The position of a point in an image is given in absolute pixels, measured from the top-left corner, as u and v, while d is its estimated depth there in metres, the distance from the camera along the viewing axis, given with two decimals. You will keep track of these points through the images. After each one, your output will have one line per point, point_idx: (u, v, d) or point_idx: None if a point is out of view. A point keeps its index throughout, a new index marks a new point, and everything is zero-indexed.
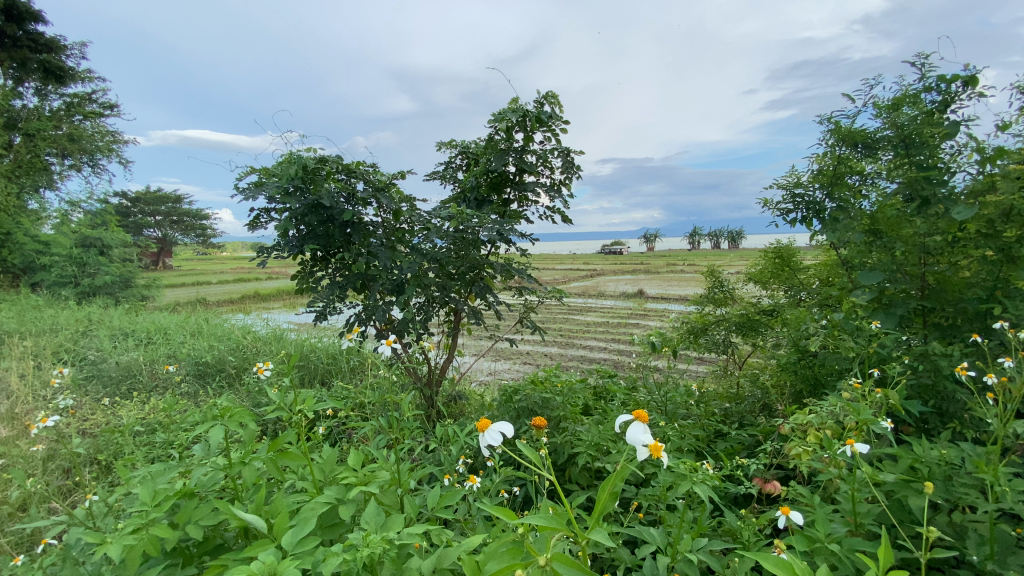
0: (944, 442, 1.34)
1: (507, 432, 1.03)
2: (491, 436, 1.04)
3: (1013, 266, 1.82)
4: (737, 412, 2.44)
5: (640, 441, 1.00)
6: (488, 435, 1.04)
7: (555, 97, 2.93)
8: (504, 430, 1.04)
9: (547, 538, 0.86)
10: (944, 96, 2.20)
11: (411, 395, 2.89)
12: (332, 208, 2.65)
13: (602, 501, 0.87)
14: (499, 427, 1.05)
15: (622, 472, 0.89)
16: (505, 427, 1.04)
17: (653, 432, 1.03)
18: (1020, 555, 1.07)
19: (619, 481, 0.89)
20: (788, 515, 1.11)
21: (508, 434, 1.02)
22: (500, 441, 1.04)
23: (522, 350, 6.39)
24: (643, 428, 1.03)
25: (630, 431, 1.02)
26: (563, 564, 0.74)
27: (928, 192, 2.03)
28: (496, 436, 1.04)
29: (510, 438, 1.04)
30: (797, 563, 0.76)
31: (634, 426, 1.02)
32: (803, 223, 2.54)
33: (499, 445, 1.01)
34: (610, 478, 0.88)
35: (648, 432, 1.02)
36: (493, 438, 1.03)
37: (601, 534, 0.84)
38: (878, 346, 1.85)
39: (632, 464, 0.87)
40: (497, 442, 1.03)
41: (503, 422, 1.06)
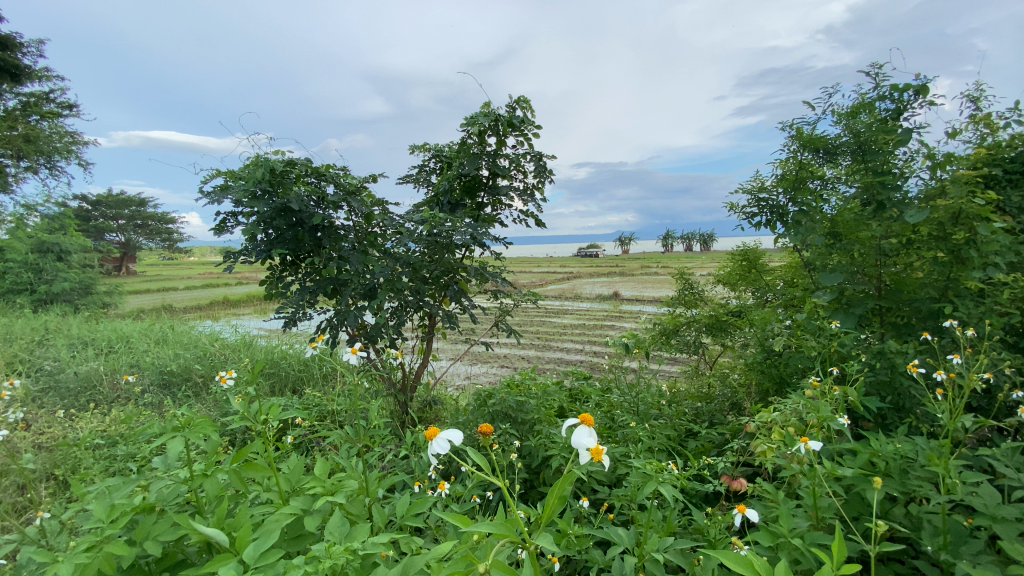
0: (901, 437, 1.39)
1: (456, 440, 1.02)
2: (439, 444, 1.03)
3: (962, 267, 1.92)
4: (707, 412, 2.50)
5: (582, 444, 1.01)
6: (436, 444, 1.03)
7: (527, 102, 2.96)
8: (453, 437, 1.03)
9: (491, 546, 0.87)
10: (898, 104, 2.30)
11: (385, 401, 2.88)
12: (301, 212, 2.62)
13: (551, 505, 0.88)
14: (447, 434, 1.04)
15: (569, 475, 0.90)
16: (453, 434, 1.04)
17: (599, 437, 1.04)
18: (972, 544, 1.12)
19: (565, 485, 0.90)
20: (744, 511, 1.14)
21: (456, 443, 1.01)
22: (448, 449, 1.03)
23: (498, 353, 6.39)
24: (588, 432, 1.04)
25: (574, 434, 1.03)
26: (501, 569, 0.75)
27: (883, 197, 2.14)
28: (444, 444, 1.02)
29: (458, 446, 1.04)
30: (757, 560, 0.78)
31: (580, 429, 1.03)
32: (767, 226, 2.63)
33: (445, 454, 1.00)
34: (558, 483, 0.89)
35: (592, 436, 1.03)
36: (440, 447, 1.02)
37: (547, 539, 0.84)
38: (838, 345, 1.91)
39: (578, 470, 0.88)
40: (444, 451, 1.01)
41: (451, 430, 1.05)
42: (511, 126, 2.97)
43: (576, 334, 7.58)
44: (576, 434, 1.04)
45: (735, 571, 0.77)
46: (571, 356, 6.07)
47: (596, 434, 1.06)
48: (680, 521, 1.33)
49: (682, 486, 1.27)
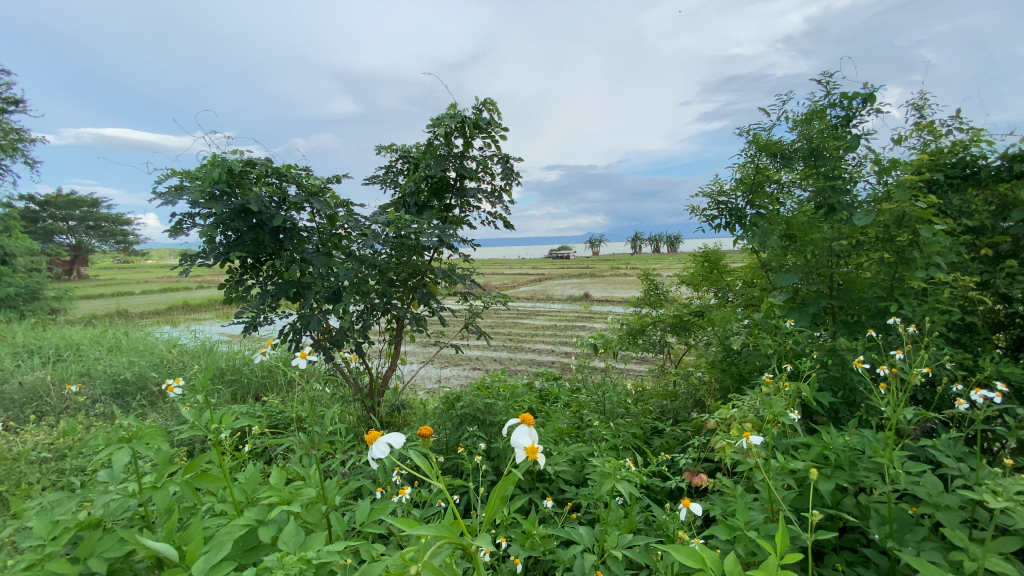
0: (852, 430, 1.45)
1: (395, 443, 1.02)
2: (379, 447, 1.02)
3: (907, 267, 2.02)
4: (672, 409, 2.56)
5: (519, 442, 1.02)
6: (376, 447, 1.02)
7: (494, 104, 2.96)
8: (393, 440, 1.03)
9: (429, 549, 0.85)
10: (848, 111, 2.41)
11: (352, 407, 2.85)
12: (262, 213, 2.55)
13: (493, 504, 0.88)
14: (387, 437, 1.04)
15: (512, 476, 0.90)
16: (394, 437, 1.03)
17: (536, 437, 1.05)
18: (916, 531, 1.17)
19: (508, 486, 0.90)
20: (688, 507, 1.18)
21: (395, 445, 1.00)
22: (388, 452, 1.02)
23: (470, 355, 6.36)
24: (527, 431, 1.05)
25: (513, 432, 1.03)
26: (432, 571, 0.74)
27: (835, 200, 2.26)
28: (383, 447, 1.01)
29: (399, 449, 1.03)
30: (706, 553, 0.81)
31: (519, 428, 1.04)
32: (726, 228, 2.71)
33: (383, 457, 1.00)
34: (499, 484, 0.88)
35: (530, 435, 1.04)
36: (379, 450, 1.01)
37: (486, 538, 0.84)
38: (793, 343, 1.98)
39: (518, 471, 0.88)
40: (383, 454, 1.01)
41: (392, 433, 1.04)
42: (478, 128, 2.97)
43: (548, 335, 7.63)
44: (519, 429, 1.05)
45: (685, 565, 0.80)
46: (542, 358, 6.10)
47: (535, 432, 1.06)
48: (643, 518, 1.36)
49: (642, 484, 1.30)
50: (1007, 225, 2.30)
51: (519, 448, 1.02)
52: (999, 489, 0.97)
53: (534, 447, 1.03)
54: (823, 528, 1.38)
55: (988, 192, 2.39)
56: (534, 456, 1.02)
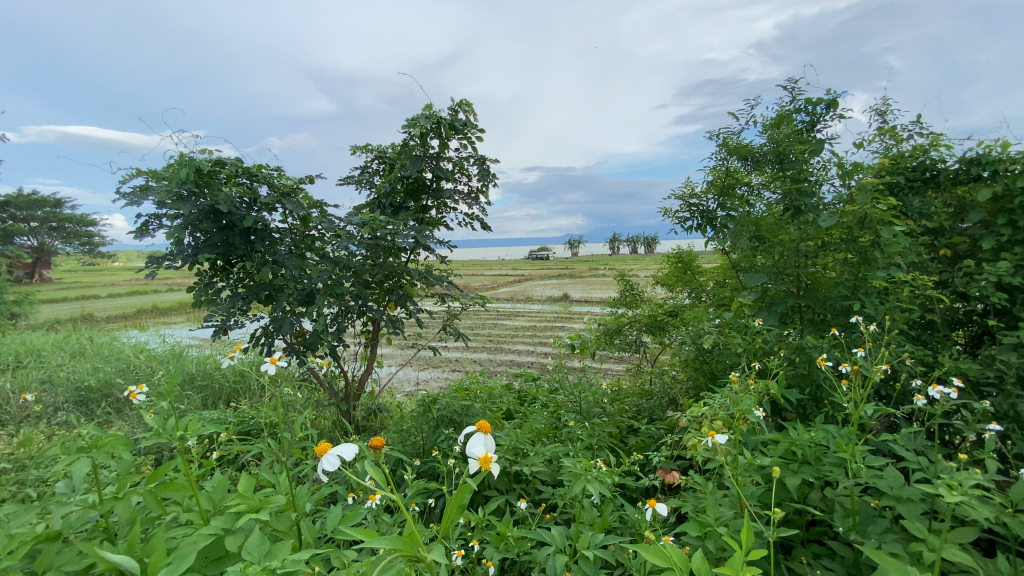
0: (817, 426, 1.49)
1: (347, 455, 1.00)
2: (329, 459, 1.00)
3: (869, 267, 2.09)
4: (647, 408, 2.60)
5: (472, 451, 1.03)
6: (325, 459, 0.99)
7: (469, 105, 2.96)
8: (344, 452, 1.01)
9: (381, 563, 0.85)
10: (813, 116, 2.49)
11: (327, 411, 2.81)
12: (231, 214, 2.49)
13: (449, 515, 0.89)
14: (338, 449, 1.01)
15: (468, 486, 0.91)
16: (344, 449, 1.01)
17: (490, 448, 1.06)
18: (877, 523, 1.21)
19: (463, 496, 0.91)
20: (654, 506, 1.20)
21: (348, 457, 0.98)
22: (338, 465, 0.99)
23: (448, 357, 6.34)
24: (481, 441, 1.07)
25: (468, 441, 1.05)
26: None
27: (801, 203, 2.30)
28: (334, 459, 0.99)
29: (349, 461, 1.01)
30: (672, 550, 0.84)
31: (474, 437, 1.06)
32: (698, 229, 2.76)
33: (334, 468, 0.97)
34: (455, 494, 0.89)
35: (483, 444, 1.05)
36: (329, 462, 0.98)
37: (439, 550, 0.84)
38: (762, 341, 2.02)
39: (475, 480, 0.89)
40: (333, 466, 0.98)
41: (342, 446, 1.02)
42: (453, 128, 2.96)
43: (527, 335, 7.65)
44: (475, 439, 1.07)
45: (652, 563, 0.82)
46: (522, 358, 6.11)
47: (491, 443, 1.08)
48: (617, 516, 1.37)
49: (613, 483, 1.32)
50: (965, 226, 2.40)
51: (473, 455, 1.03)
52: (952, 481, 1.01)
53: (488, 456, 1.04)
54: (792, 521, 1.42)
55: (946, 194, 2.49)
56: (488, 465, 1.03)
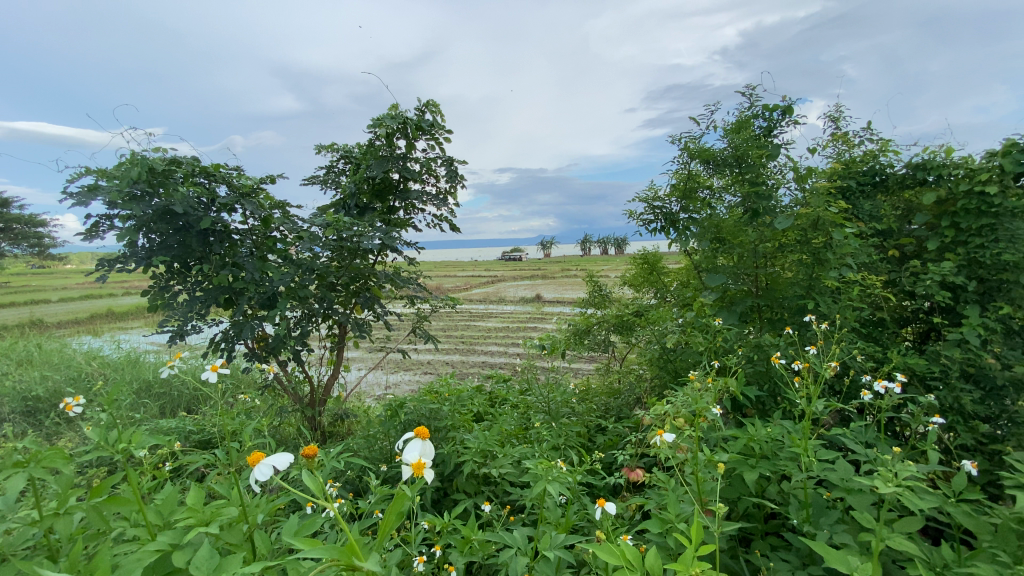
0: (775, 421, 1.54)
1: (280, 465, 0.92)
2: (261, 470, 0.93)
3: (822, 267, 2.17)
4: (615, 407, 2.65)
5: (406, 459, 0.99)
6: (257, 470, 0.93)
7: (436, 106, 2.94)
8: (277, 462, 0.94)
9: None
10: (770, 122, 2.57)
11: (291, 417, 2.75)
12: (187, 215, 2.40)
13: (388, 521, 0.83)
14: (271, 459, 0.94)
15: (407, 493, 0.85)
16: (278, 459, 0.93)
17: (428, 454, 1.02)
18: (829, 514, 1.26)
19: (404, 502, 0.86)
20: (603, 506, 1.22)
21: (280, 466, 0.92)
22: (271, 475, 0.93)
23: (420, 359, 6.29)
24: (419, 447, 1.02)
25: (405, 446, 1.01)
26: None
27: (759, 206, 2.36)
28: (266, 469, 0.92)
29: (283, 470, 0.94)
30: (626, 550, 0.86)
31: (413, 443, 1.02)
32: (662, 231, 2.82)
33: (264, 480, 0.90)
34: (392, 502, 0.83)
35: (420, 452, 1.01)
36: (260, 473, 0.92)
37: (377, 560, 0.80)
38: (723, 340, 2.08)
39: (412, 487, 0.83)
40: (264, 477, 0.91)
41: (276, 454, 0.95)
42: (420, 129, 2.93)
43: (499, 336, 7.66)
44: (411, 444, 1.03)
45: (607, 563, 0.85)
46: (494, 359, 6.11)
47: (429, 448, 1.04)
48: (582, 516, 1.39)
49: (573, 483, 1.34)
50: (912, 228, 2.52)
51: (406, 461, 0.99)
52: (895, 473, 1.06)
53: (421, 463, 1.01)
54: (751, 515, 1.46)
55: (894, 198, 2.62)
56: (419, 473, 1.00)
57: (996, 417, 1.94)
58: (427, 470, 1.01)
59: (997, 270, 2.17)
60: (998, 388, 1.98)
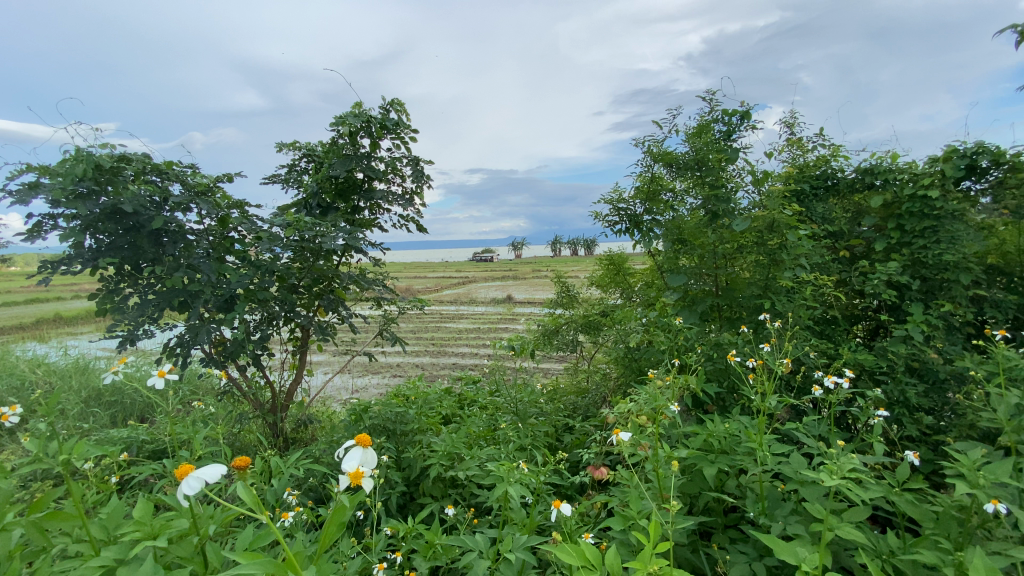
0: (733, 416, 1.59)
1: (211, 479, 0.84)
2: (189, 483, 0.84)
3: (777, 268, 2.25)
4: (582, 406, 2.68)
5: (346, 468, 0.97)
6: (184, 484, 0.84)
7: (401, 105, 2.90)
8: (208, 474, 0.85)
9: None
10: (729, 126, 2.65)
11: (251, 424, 2.67)
12: (137, 214, 2.30)
13: (329, 533, 0.84)
14: (201, 471, 0.86)
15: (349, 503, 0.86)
16: (210, 471, 0.85)
17: (369, 463, 1.00)
18: (783, 506, 1.31)
19: (347, 512, 0.87)
20: (560, 507, 1.22)
21: (212, 482, 0.84)
22: (201, 488, 0.84)
23: (388, 362, 6.21)
24: (360, 455, 0.99)
25: (346, 454, 0.98)
26: None
27: (719, 208, 2.43)
28: (194, 483, 0.84)
29: (215, 483, 0.86)
30: (588, 551, 0.89)
31: (355, 451, 0.98)
32: (626, 233, 2.87)
33: (194, 496, 0.82)
34: (334, 513, 0.84)
35: (360, 460, 0.98)
36: (188, 487, 0.83)
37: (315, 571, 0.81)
38: (684, 339, 2.13)
39: (355, 499, 0.84)
40: (193, 491, 0.83)
41: (208, 466, 0.87)
42: (385, 128, 2.88)
43: (470, 338, 7.63)
44: (352, 452, 0.98)
45: (566, 562, 0.88)
46: (464, 361, 6.08)
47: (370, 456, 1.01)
48: (548, 516, 1.40)
49: (532, 484, 1.36)
50: (861, 229, 2.64)
51: (344, 472, 0.96)
52: (841, 465, 1.10)
53: (359, 472, 0.99)
54: (712, 509, 1.50)
55: (845, 201, 2.74)
56: (357, 481, 0.99)
57: (939, 409, 2.05)
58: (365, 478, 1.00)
59: (938, 270, 2.31)
60: (940, 381, 2.09)
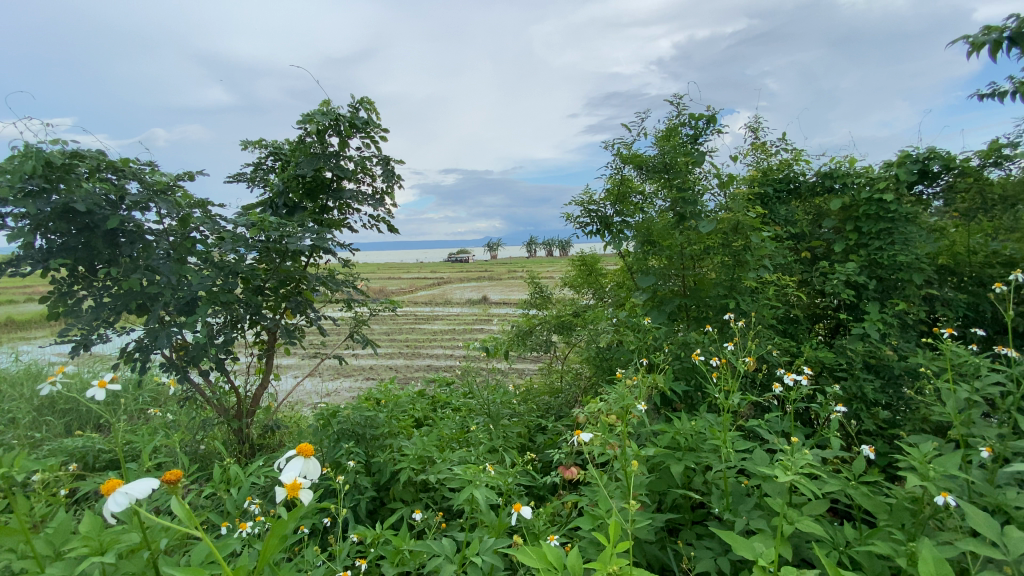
0: (700, 415, 1.62)
1: (140, 492, 0.81)
2: (117, 500, 0.79)
3: (741, 268, 2.31)
4: (555, 406, 2.69)
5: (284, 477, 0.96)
6: (110, 500, 0.79)
7: (371, 103, 2.86)
8: (137, 489, 0.81)
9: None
10: (696, 130, 2.71)
11: (215, 431, 2.58)
12: (91, 213, 2.20)
13: (270, 546, 0.85)
14: (129, 486, 0.81)
15: (294, 515, 0.87)
16: (138, 486, 0.81)
17: (308, 474, 0.99)
18: (747, 501, 1.34)
19: (290, 524, 0.88)
20: (521, 511, 1.20)
21: (141, 497, 0.80)
22: (128, 505, 0.80)
23: (361, 364, 6.10)
24: (300, 466, 0.99)
25: (287, 463, 0.97)
26: None
27: (686, 210, 2.48)
28: (121, 499, 0.79)
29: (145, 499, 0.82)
30: (550, 552, 0.91)
31: (297, 461, 0.98)
32: (598, 234, 2.90)
33: (119, 512, 0.78)
34: (277, 526, 0.86)
35: (299, 470, 0.98)
36: (114, 503, 0.79)
37: None
38: (653, 339, 2.17)
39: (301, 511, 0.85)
40: (120, 507, 0.79)
41: (137, 480, 0.82)
42: (354, 127, 2.84)
43: (445, 339, 7.58)
44: (292, 461, 0.98)
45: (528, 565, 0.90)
46: (438, 363, 6.02)
47: (312, 467, 1.00)
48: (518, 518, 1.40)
49: (499, 486, 1.35)
50: (821, 231, 2.73)
51: (281, 482, 0.95)
52: (799, 460, 1.14)
53: (297, 483, 0.98)
54: (679, 506, 1.53)
55: (807, 204, 2.83)
56: (293, 493, 0.98)
57: (895, 404, 2.14)
58: (302, 490, 0.98)
59: (893, 270, 2.41)
60: (895, 377, 2.18)
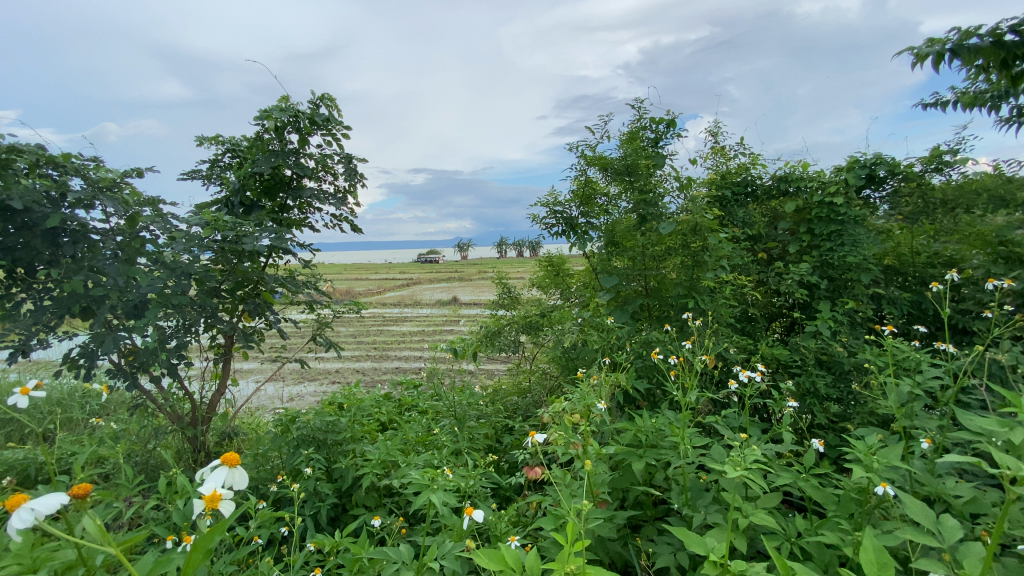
0: (660, 412, 1.65)
1: (45, 509, 0.76)
2: (21, 516, 0.74)
3: (700, 269, 2.37)
4: (522, 407, 2.70)
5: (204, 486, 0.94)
6: (13, 517, 0.74)
7: (332, 100, 2.79)
8: (43, 505, 0.77)
9: None
10: (657, 134, 2.76)
11: (167, 439, 2.47)
12: (28, 211, 2.07)
13: (193, 559, 0.83)
14: (35, 502, 0.76)
15: (222, 525, 0.84)
16: (44, 502, 0.76)
17: (230, 485, 0.98)
18: (704, 496, 1.37)
19: (214, 536, 0.84)
20: (473, 515, 1.18)
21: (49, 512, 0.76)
22: (33, 520, 0.75)
23: (326, 368, 5.96)
24: (222, 477, 0.98)
25: (211, 474, 0.97)
26: None
27: (648, 212, 2.53)
28: (26, 515, 0.75)
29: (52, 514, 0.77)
30: (506, 553, 0.91)
31: (220, 470, 0.98)
32: (563, 235, 2.92)
33: (23, 530, 0.73)
34: (204, 537, 0.82)
35: (220, 481, 0.96)
36: (18, 520, 0.74)
37: None
38: (616, 338, 2.20)
39: (230, 520, 0.82)
40: (24, 524, 0.74)
41: (44, 496, 0.78)
42: (314, 124, 2.77)
43: (413, 340, 7.50)
44: (215, 471, 0.97)
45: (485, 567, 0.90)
46: (407, 365, 5.95)
47: (236, 478, 0.99)
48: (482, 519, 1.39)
49: (459, 489, 1.34)
50: (776, 233, 2.84)
51: (200, 491, 0.93)
52: (751, 454, 1.17)
53: (218, 494, 0.96)
54: (641, 503, 1.55)
55: (763, 206, 2.93)
56: (213, 505, 0.94)
57: (845, 398, 2.23)
58: (223, 501, 0.95)
59: (843, 270, 2.53)
60: (844, 372, 2.28)
